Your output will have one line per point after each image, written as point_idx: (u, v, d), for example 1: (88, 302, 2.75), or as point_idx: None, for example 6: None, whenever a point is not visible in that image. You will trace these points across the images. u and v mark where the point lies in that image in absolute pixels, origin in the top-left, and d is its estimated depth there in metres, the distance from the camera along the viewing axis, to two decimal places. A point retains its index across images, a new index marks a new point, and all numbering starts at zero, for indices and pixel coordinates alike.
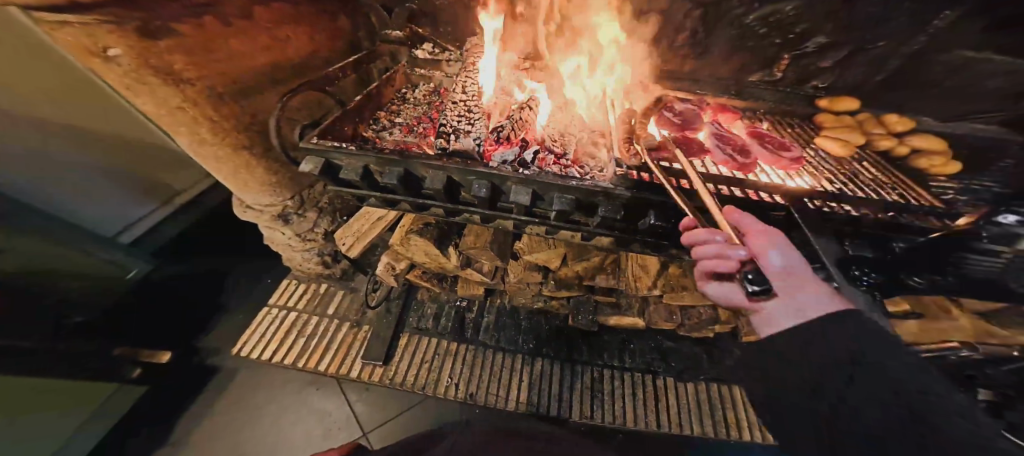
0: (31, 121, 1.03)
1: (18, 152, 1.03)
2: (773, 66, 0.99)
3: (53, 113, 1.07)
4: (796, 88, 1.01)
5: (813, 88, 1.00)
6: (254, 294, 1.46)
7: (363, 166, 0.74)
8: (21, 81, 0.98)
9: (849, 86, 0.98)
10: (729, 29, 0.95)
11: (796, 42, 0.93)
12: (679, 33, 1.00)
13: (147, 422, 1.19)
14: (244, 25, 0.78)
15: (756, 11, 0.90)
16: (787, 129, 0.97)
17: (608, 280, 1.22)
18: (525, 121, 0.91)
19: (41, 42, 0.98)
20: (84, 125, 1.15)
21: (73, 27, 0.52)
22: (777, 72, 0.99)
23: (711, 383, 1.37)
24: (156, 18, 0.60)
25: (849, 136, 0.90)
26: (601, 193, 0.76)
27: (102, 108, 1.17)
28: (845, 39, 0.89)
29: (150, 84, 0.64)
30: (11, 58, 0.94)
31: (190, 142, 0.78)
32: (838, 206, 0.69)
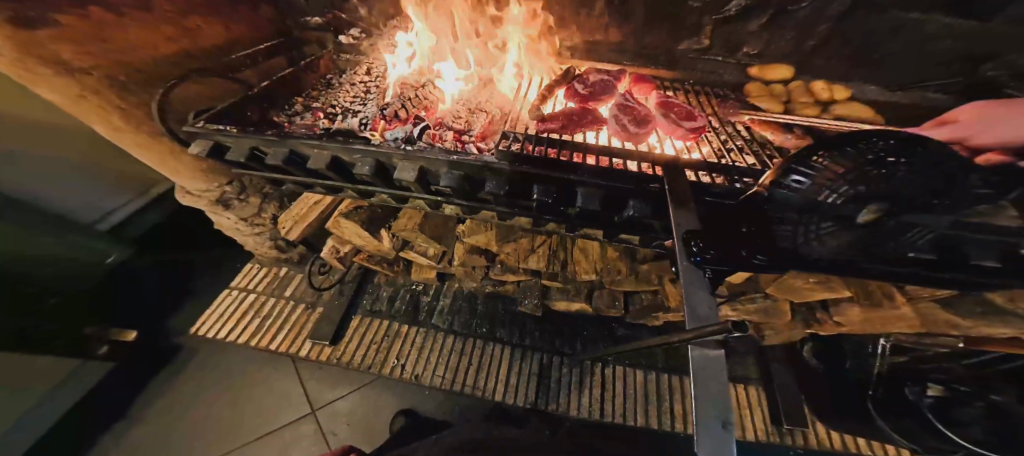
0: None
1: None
2: (699, 34, 0.89)
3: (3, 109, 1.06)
4: (727, 57, 0.92)
5: (744, 56, 0.90)
6: (223, 277, 1.56)
7: (250, 148, 0.76)
8: None
9: (784, 52, 0.88)
10: None
11: (716, 5, 0.83)
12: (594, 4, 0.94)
13: (114, 398, 1.29)
14: (142, 15, 0.80)
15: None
16: (713, 100, 0.91)
17: (540, 262, 1.18)
18: (423, 100, 0.92)
19: None
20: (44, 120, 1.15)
21: None
22: (704, 40, 0.90)
23: (663, 374, 1.34)
24: (33, 9, 0.62)
25: (765, 105, 0.83)
26: (485, 169, 0.75)
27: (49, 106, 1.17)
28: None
29: (40, 74, 0.66)
30: None
31: (106, 130, 0.84)
32: (743, 180, 0.64)
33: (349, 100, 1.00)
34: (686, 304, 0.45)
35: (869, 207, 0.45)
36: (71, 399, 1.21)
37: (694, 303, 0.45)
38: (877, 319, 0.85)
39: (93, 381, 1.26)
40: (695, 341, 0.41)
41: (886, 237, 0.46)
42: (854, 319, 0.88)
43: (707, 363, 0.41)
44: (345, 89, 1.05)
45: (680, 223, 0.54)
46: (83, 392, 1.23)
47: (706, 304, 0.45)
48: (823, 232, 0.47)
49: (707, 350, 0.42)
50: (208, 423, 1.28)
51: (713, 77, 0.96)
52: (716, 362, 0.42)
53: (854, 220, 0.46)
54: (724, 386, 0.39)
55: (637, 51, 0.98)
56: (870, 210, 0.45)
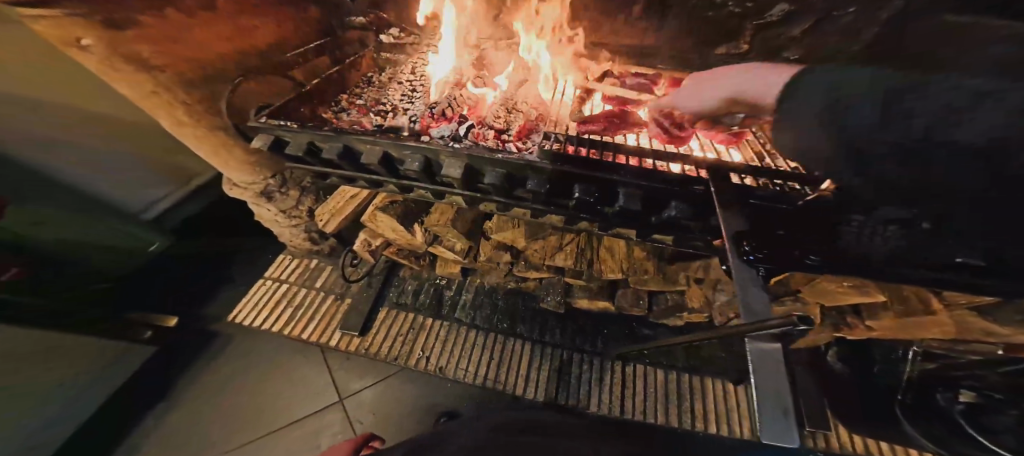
0: (51, 107, 1.12)
1: (55, 126, 1.15)
2: (737, 38, 0.90)
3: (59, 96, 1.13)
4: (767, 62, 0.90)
5: (784, 61, 0.88)
6: (254, 266, 1.61)
7: (307, 142, 0.81)
8: (36, 74, 1.07)
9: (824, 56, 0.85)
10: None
11: (759, 10, 0.84)
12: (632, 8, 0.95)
13: (157, 379, 1.36)
14: (207, 16, 0.85)
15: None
16: None
17: (567, 260, 1.20)
18: (466, 100, 0.96)
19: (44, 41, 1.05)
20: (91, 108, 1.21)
21: (48, 20, 0.59)
22: (742, 44, 0.90)
23: (683, 374, 1.35)
24: (119, 11, 0.67)
25: None
26: (529, 167, 0.78)
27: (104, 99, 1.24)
28: (811, 4, 0.77)
29: (122, 71, 0.72)
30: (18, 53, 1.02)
31: (170, 124, 0.88)
32: (785, 184, 0.66)
33: (398, 97, 1.04)
34: (740, 299, 0.48)
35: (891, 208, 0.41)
36: (117, 382, 1.25)
37: (747, 298, 0.48)
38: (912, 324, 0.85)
39: (137, 364, 1.31)
40: (753, 334, 0.43)
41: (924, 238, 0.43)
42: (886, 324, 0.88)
43: (764, 357, 0.44)
44: (393, 87, 1.08)
45: (726, 226, 0.56)
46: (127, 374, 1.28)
47: (759, 300, 0.47)
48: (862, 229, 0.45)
49: (764, 345, 0.44)
50: (236, 411, 1.33)
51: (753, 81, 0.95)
52: (772, 356, 0.44)
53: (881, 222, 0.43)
54: (783, 379, 0.42)
55: (672, 54, 1.00)
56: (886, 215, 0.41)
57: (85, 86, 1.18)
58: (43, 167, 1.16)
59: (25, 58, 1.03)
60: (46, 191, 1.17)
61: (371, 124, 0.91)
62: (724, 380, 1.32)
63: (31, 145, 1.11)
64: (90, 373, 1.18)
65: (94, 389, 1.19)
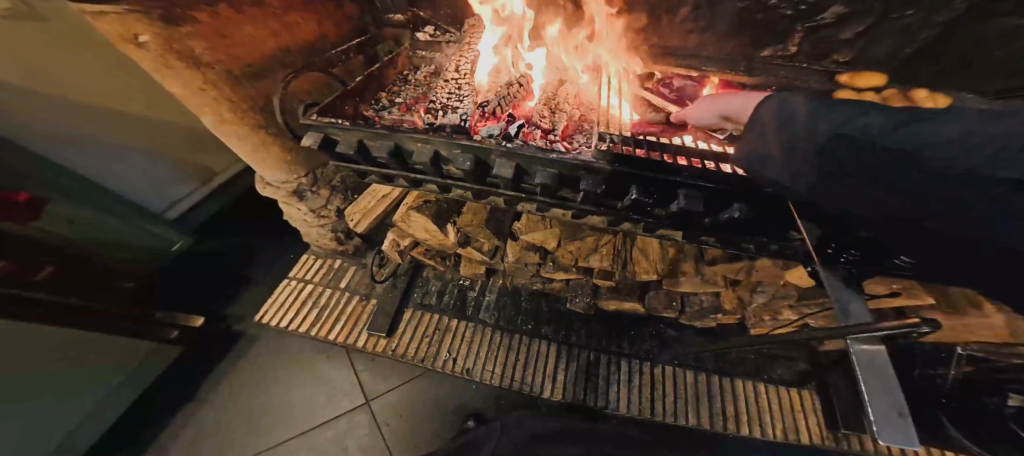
0: (73, 103, 1.10)
1: (67, 124, 1.11)
2: (788, 40, 0.89)
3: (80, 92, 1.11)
4: (812, 64, 0.91)
5: (833, 65, 0.88)
6: (275, 266, 1.59)
7: (357, 140, 0.80)
8: (63, 69, 1.05)
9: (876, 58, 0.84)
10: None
11: (808, 14, 0.82)
12: (679, 9, 0.94)
13: (182, 379, 1.35)
14: (254, 13, 0.83)
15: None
16: None
17: (602, 261, 1.19)
18: (514, 98, 0.94)
19: (78, 33, 1.03)
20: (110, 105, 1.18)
21: (109, 16, 0.58)
22: (791, 47, 0.90)
23: (712, 376, 1.35)
24: (175, 7, 0.66)
25: None
26: (583, 167, 0.78)
27: (130, 95, 1.22)
28: (869, 6, 0.76)
29: (174, 68, 0.70)
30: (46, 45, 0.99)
31: (214, 121, 0.85)
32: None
33: (446, 96, 1.03)
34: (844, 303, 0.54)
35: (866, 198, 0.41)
36: (148, 379, 1.25)
37: None
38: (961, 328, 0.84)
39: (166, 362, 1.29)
40: (858, 337, 0.49)
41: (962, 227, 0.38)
42: None
43: (870, 360, 0.48)
44: (440, 85, 1.07)
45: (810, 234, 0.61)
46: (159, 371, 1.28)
47: None
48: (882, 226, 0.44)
49: (869, 348, 0.49)
50: (262, 412, 1.31)
51: (800, 83, 0.95)
52: (877, 357, 0.49)
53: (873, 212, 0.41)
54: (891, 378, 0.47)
55: (716, 56, 0.99)
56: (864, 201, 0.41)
57: (108, 80, 1.16)
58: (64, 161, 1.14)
59: (49, 56, 1.01)
60: (78, 191, 1.15)
61: (420, 123, 0.90)
62: (754, 382, 1.31)
63: (51, 139, 1.09)
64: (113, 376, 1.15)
65: (122, 391, 1.18)
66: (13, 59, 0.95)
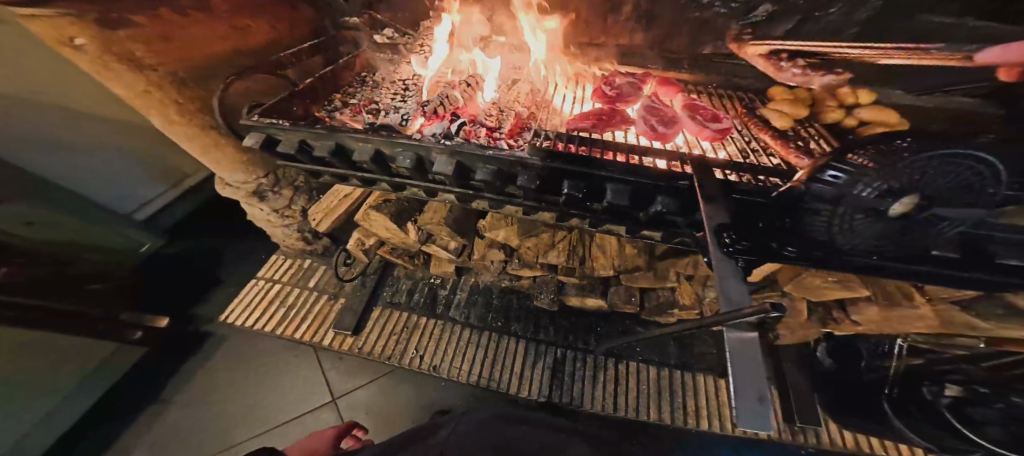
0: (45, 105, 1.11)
1: (49, 125, 1.14)
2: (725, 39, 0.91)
3: (51, 96, 1.11)
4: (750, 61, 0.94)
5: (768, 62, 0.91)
6: (245, 268, 1.61)
7: (299, 140, 0.81)
8: (34, 73, 1.05)
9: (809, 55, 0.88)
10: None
11: (740, 13, 0.85)
12: (622, 8, 0.96)
13: (149, 380, 1.37)
14: (201, 16, 0.85)
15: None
16: (733, 102, 0.94)
17: (560, 257, 1.21)
18: (457, 97, 0.97)
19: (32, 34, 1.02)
20: (80, 107, 1.20)
21: (41, 20, 0.59)
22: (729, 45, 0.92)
23: (675, 371, 1.36)
24: (110, 11, 0.67)
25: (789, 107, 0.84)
26: (519, 164, 0.80)
27: (100, 98, 1.23)
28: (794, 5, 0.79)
29: (114, 70, 0.71)
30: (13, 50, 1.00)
31: (162, 122, 0.87)
32: (767, 180, 0.66)
33: (390, 97, 1.06)
34: (717, 290, 0.49)
35: (902, 200, 0.39)
36: (109, 381, 1.29)
37: (724, 287, 0.49)
38: (895, 318, 0.86)
39: (128, 362, 1.33)
40: (729, 324, 0.46)
41: (919, 233, 0.43)
42: (870, 319, 0.89)
43: (742, 346, 0.46)
44: (388, 86, 1.09)
45: (709, 218, 0.57)
46: (121, 372, 1.32)
47: (735, 289, 0.49)
48: (854, 223, 0.43)
49: (742, 334, 0.46)
50: (229, 412, 1.34)
51: (738, 80, 0.98)
52: (749, 344, 0.46)
53: (884, 213, 0.40)
54: (759, 365, 0.44)
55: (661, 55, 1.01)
56: (907, 201, 0.39)
57: (79, 84, 1.16)
58: (33, 167, 1.16)
59: (18, 60, 1.01)
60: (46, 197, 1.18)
61: (357, 122, 0.93)
62: (715, 377, 1.34)
63: (23, 146, 1.11)
64: (65, 383, 1.20)
65: (78, 396, 1.22)
66: None
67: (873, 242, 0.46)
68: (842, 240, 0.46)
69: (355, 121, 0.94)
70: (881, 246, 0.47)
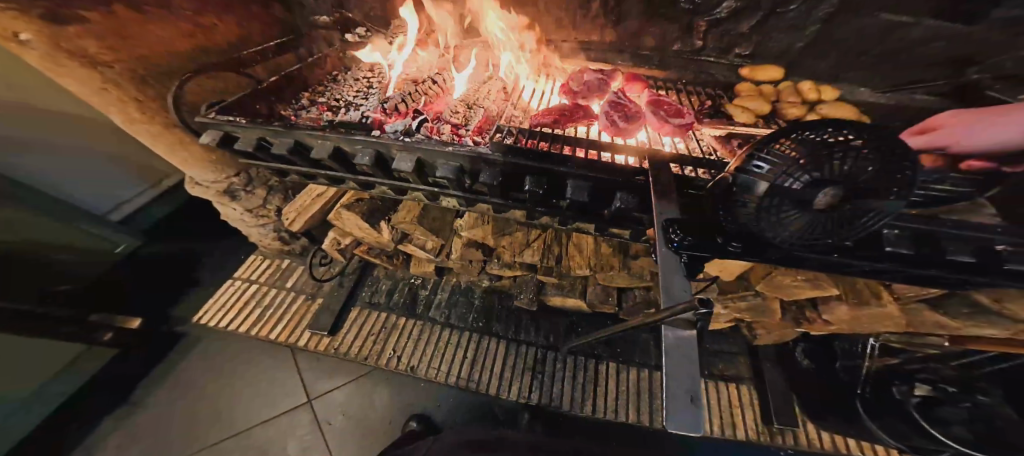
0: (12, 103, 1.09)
1: (16, 125, 1.12)
2: (693, 35, 0.91)
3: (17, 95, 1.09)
4: (719, 58, 0.94)
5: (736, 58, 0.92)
6: (223, 269, 1.60)
7: (258, 138, 0.80)
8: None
9: (774, 54, 0.90)
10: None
11: (706, 9, 0.84)
12: (590, 5, 0.95)
13: (121, 382, 1.35)
14: (160, 13, 0.83)
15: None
16: (697, 98, 0.95)
17: (534, 256, 1.20)
18: (423, 95, 0.96)
19: None
20: (53, 106, 1.17)
21: None
22: (697, 41, 0.91)
23: (655, 371, 1.35)
24: (59, 5, 0.65)
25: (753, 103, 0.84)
26: (481, 160, 0.79)
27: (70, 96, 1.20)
28: (757, 1, 0.78)
29: (67, 66, 0.70)
30: None
31: (123, 120, 0.85)
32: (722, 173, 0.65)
33: (353, 94, 1.06)
34: (660, 284, 0.49)
35: (826, 191, 0.36)
36: (76, 383, 1.29)
37: (668, 280, 0.49)
38: (864, 317, 0.85)
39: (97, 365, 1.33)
40: (667, 320, 0.45)
41: (848, 224, 0.41)
42: (841, 318, 0.88)
43: (680, 342, 0.45)
44: (350, 84, 1.09)
45: (660, 214, 0.56)
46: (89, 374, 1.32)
47: (678, 281, 0.49)
48: (781, 214, 0.40)
49: (679, 331, 0.45)
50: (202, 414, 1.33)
51: (705, 77, 0.98)
52: (686, 341, 0.45)
53: (810, 205, 0.38)
54: (691, 364, 0.43)
55: (630, 52, 1.01)
56: (831, 193, 0.36)
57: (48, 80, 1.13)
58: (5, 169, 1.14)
59: None
60: (37, 200, 1.20)
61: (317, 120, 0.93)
62: None
63: None
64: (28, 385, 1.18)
65: (40, 400, 1.21)
66: None
67: (807, 234, 0.43)
68: (772, 232, 0.43)
69: (317, 119, 0.93)
70: (816, 237, 0.43)
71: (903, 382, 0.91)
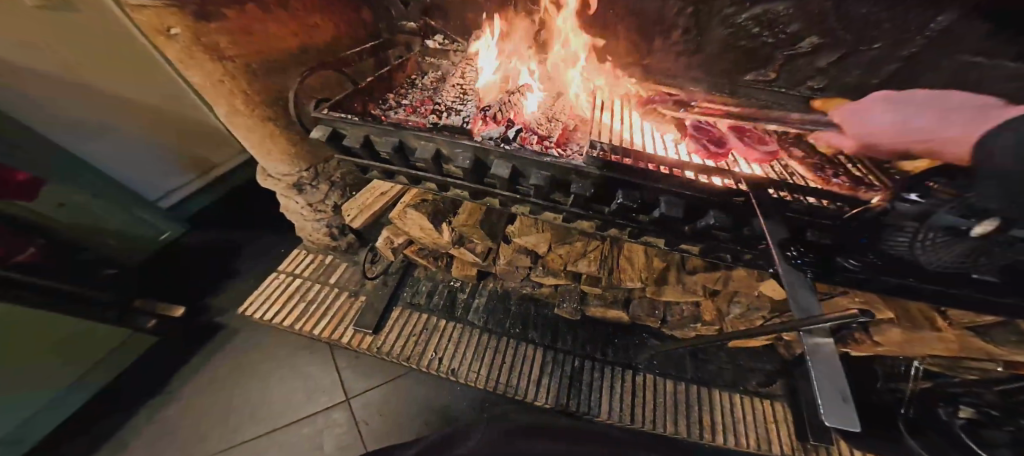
0: (105, 92, 1.29)
1: (100, 108, 1.30)
2: (768, 66, 0.99)
3: (112, 86, 1.30)
4: (789, 89, 1.02)
5: (808, 90, 0.99)
6: (263, 263, 1.65)
7: (364, 135, 0.87)
8: (108, 64, 1.26)
9: (847, 88, 0.95)
10: (721, 28, 0.96)
11: (789, 42, 0.92)
12: (671, 32, 1.04)
13: (164, 368, 1.38)
14: (278, 13, 0.93)
15: (749, 10, 0.90)
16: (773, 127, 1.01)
17: (590, 267, 1.23)
18: (514, 105, 1.02)
19: (114, 37, 1.24)
20: (129, 96, 1.36)
21: (149, 9, 0.68)
22: (771, 72, 1.00)
23: (691, 385, 1.31)
24: (205, 5, 0.74)
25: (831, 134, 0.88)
26: (574, 172, 0.83)
27: (158, 90, 1.42)
28: (842, 39, 0.86)
29: (198, 59, 0.79)
30: (96, 45, 1.21)
31: (226, 111, 0.93)
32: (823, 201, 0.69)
33: (451, 100, 1.10)
34: (791, 299, 0.53)
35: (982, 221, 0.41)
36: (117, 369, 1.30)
37: (797, 295, 0.53)
38: (916, 341, 0.90)
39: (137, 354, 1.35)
40: (805, 329, 0.50)
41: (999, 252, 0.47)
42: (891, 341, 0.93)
43: (819, 350, 0.50)
44: (447, 89, 1.15)
45: (771, 233, 0.61)
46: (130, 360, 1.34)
47: (805, 297, 0.53)
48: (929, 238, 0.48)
49: (816, 340, 0.50)
50: (238, 407, 1.32)
51: (775, 106, 1.03)
52: (825, 349, 0.50)
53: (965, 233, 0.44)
54: (836, 366, 0.48)
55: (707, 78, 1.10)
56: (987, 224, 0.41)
57: (144, 77, 1.36)
58: (75, 146, 1.30)
59: (99, 54, 1.23)
60: (95, 184, 1.32)
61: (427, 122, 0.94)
62: (729, 393, 1.28)
63: (71, 124, 1.26)
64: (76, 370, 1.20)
65: (82, 384, 1.22)
66: (68, 53, 1.16)
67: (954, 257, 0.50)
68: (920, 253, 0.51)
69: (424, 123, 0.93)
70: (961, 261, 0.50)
71: (948, 404, 0.98)
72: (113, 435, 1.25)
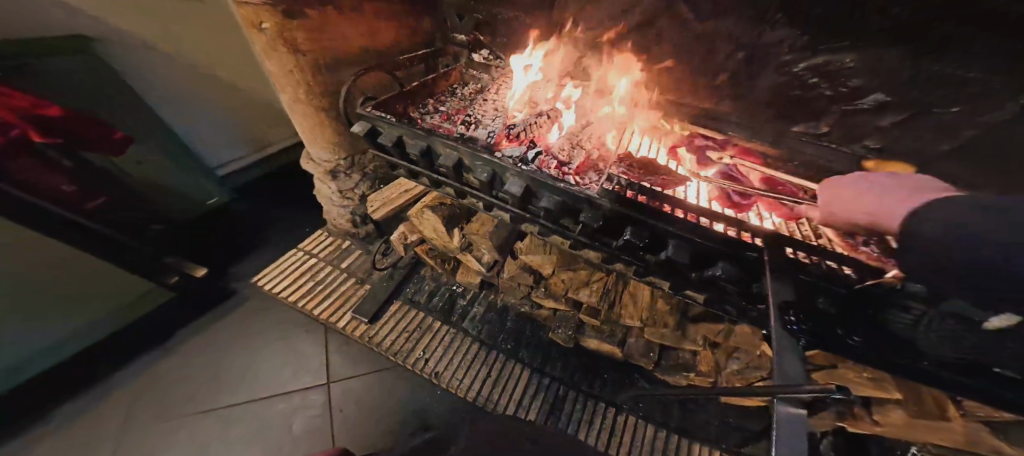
0: (199, 68, 1.51)
1: (188, 80, 1.51)
2: (821, 119, 0.98)
3: (204, 63, 1.51)
4: (841, 146, 0.99)
5: (863, 148, 0.96)
6: (288, 236, 1.75)
7: (397, 135, 0.95)
8: (208, 46, 1.49)
9: (908, 152, 0.90)
10: (776, 75, 0.98)
11: (851, 96, 0.90)
12: (719, 74, 1.06)
13: (176, 321, 1.49)
14: (348, 15, 1.06)
15: (807, 60, 0.91)
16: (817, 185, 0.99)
17: (589, 296, 1.25)
18: (539, 127, 1.09)
19: (217, 21, 1.46)
20: (216, 73, 1.56)
21: (251, 6, 0.85)
22: (822, 127, 0.99)
23: (674, 436, 1.26)
24: (296, 6, 0.91)
25: None
26: (586, 201, 0.86)
27: (241, 72, 1.63)
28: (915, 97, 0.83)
29: (278, 51, 0.95)
30: (205, 28, 1.44)
31: (290, 99, 1.09)
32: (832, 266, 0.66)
33: (482, 114, 1.17)
34: (775, 364, 0.53)
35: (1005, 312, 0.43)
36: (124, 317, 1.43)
37: (783, 362, 0.53)
38: (922, 427, 0.86)
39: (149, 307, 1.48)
40: (782, 395, 0.49)
41: None
42: (897, 423, 0.88)
43: (793, 419, 0.49)
44: (484, 102, 1.24)
45: (776, 293, 0.62)
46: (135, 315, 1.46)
47: (794, 368, 0.52)
48: None
49: (793, 409, 0.49)
50: (230, 370, 1.38)
51: (822, 163, 1.04)
52: (797, 418, 0.49)
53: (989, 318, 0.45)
54: (802, 440, 0.46)
55: (745, 125, 1.13)
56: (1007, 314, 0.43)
57: (233, 59, 1.58)
58: (160, 109, 1.51)
59: (206, 36, 1.46)
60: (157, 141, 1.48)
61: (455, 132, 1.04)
62: (712, 449, 1.23)
63: (162, 91, 1.47)
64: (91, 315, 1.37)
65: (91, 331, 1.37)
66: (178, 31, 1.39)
67: None
68: None
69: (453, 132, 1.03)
70: None
71: None
72: (112, 375, 1.35)
